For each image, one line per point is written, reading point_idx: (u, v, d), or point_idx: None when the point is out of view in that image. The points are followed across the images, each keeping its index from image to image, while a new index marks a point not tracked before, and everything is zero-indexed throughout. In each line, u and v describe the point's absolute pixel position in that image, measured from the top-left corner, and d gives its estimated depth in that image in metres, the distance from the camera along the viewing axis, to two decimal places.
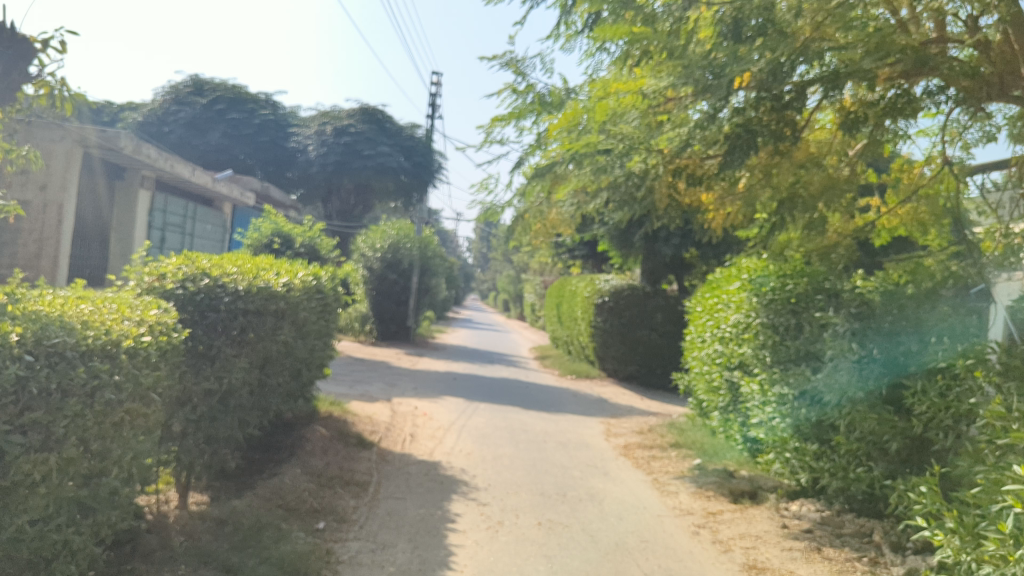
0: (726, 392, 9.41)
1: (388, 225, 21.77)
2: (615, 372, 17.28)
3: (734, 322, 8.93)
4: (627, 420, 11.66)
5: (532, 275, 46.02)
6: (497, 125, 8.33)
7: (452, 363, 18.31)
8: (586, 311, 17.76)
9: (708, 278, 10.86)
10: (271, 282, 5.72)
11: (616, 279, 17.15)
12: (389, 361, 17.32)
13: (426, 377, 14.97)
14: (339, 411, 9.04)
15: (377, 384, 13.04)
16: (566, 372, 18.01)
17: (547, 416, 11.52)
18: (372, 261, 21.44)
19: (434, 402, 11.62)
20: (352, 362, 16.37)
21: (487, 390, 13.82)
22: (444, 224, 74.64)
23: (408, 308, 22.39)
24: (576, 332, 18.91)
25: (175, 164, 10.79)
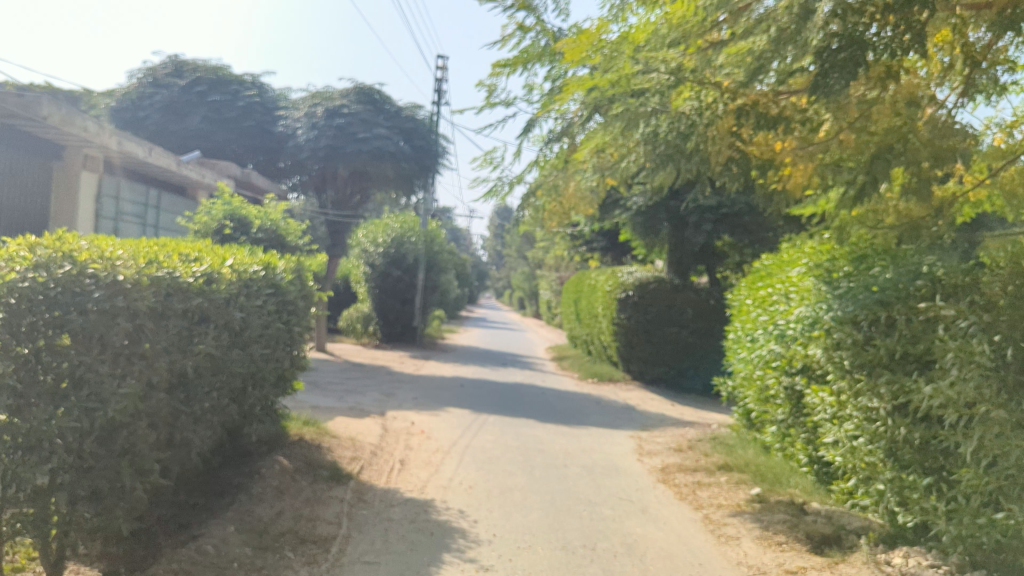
0: (787, 402, 7.72)
1: (391, 217, 20.27)
2: (641, 375, 15.62)
3: (796, 314, 7.25)
4: (660, 433, 9.97)
5: (547, 271, 44.38)
6: (500, 72, 6.74)
7: (461, 367, 16.71)
8: (607, 307, 16.11)
9: (757, 266, 9.18)
10: (178, 271, 4.11)
11: (641, 271, 15.50)
12: (391, 366, 15.74)
13: (430, 384, 13.37)
14: (314, 432, 7.44)
15: (373, 394, 11.45)
16: (586, 375, 16.34)
17: (566, 430, 9.87)
18: (374, 257, 19.92)
19: (435, 416, 9.99)
20: (349, 368, 14.81)
21: (497, 398, 12.19)
22: (455, 223, 73.29)
23: (415, 308, 20.81)
24: (597, 331, 17.25)
25: (124, 140, 9.23)
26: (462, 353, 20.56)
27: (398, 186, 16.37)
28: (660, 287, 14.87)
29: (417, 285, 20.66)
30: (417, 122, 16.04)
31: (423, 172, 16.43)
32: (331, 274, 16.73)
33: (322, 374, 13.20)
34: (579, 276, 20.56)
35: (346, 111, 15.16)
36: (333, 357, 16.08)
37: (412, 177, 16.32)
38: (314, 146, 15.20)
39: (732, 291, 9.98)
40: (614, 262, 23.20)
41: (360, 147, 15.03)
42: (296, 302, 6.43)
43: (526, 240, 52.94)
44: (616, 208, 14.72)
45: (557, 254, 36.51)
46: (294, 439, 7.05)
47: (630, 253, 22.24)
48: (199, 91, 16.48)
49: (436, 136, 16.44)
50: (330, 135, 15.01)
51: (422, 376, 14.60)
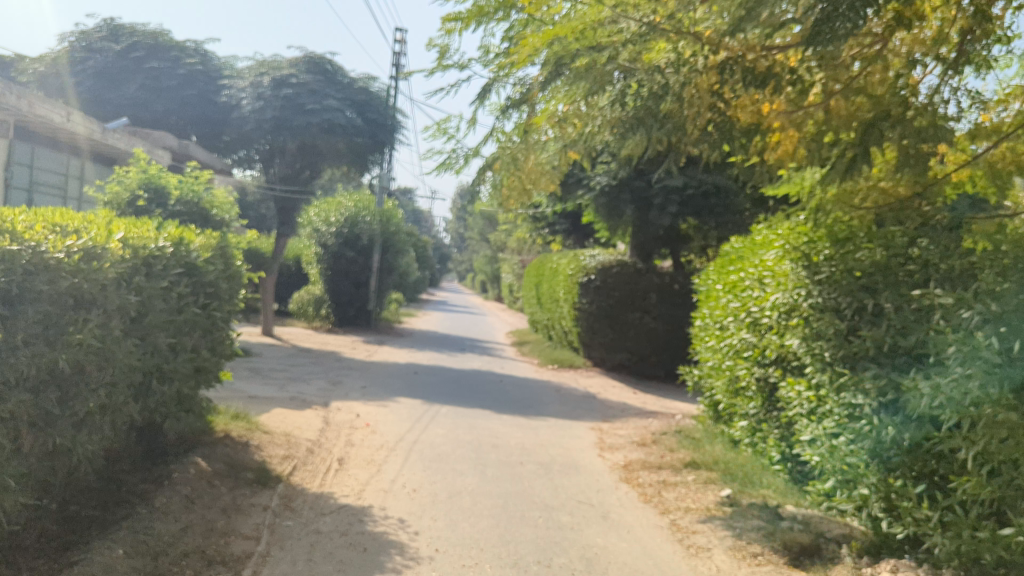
0: (758, 395, 7.20)
1: (344, 196, 19.67)
2: (603, 362, 15.07)
3: (771, 301, 6.73)
4: (622, 425, 9.42)
5: (508, 254, 43.74)
6: (451, 29, 6.04)
7: (416, 352, 16.02)
8: (568, 290, 15.52)
9: (727, 250, 8.64)
10: (43, 245, 3.40)
11: (604, 253, 14.94)
12: (342, 351, 15.00)
13: (381, 371, 12.66)
14: (243, 426, 6.73)
15: (319, 383, 10.73)
16: (545, 362, 15.77)
17: (523, 421, 9.26)
18: (326, 237, 19.12)
19: (382, 407, 9.33)
20: (297, 353, 14.04)
21: (452, 387, 11.55)
22: (415, 205, 72.28)
23: (369, 290, 20.05)
24: (557, 316, 16.68)
25: (37, 103, 8.33)
26: (418, 337, 19.85)
27: (349, 160, 15.58)
28: (623, 270, 14.34)
29: (372, 267, 19.87)
30: (372, 96, 15.20)
31: (377, 148, 15.63)
32: (278, 253, 15.91)
33: (266, 361, 12.43)
34: (540, 260, 19.95)
35: (295, 82, 14.28)
36: (281, 342, 15.28)
37: (364, 152, 15.55)
38: (259, 118, 14.28)
39: (699, 275, 9.42)
40: (576, 246, 22.64)
41: (310, 120, 14.18)
42: (217, 283, 5.71)
43: (488, 222, 52.22)
44: (580, 187, 14.12)
45: (519, 237, 35.89)
46: (219, 435, 6.33)
47: (593, 236, 21.70)
48: (136, 57, 15.46)
49: (391, 110, 15.66)
50: (277, 106, 14.17)
51: (374, 362, 13.88)
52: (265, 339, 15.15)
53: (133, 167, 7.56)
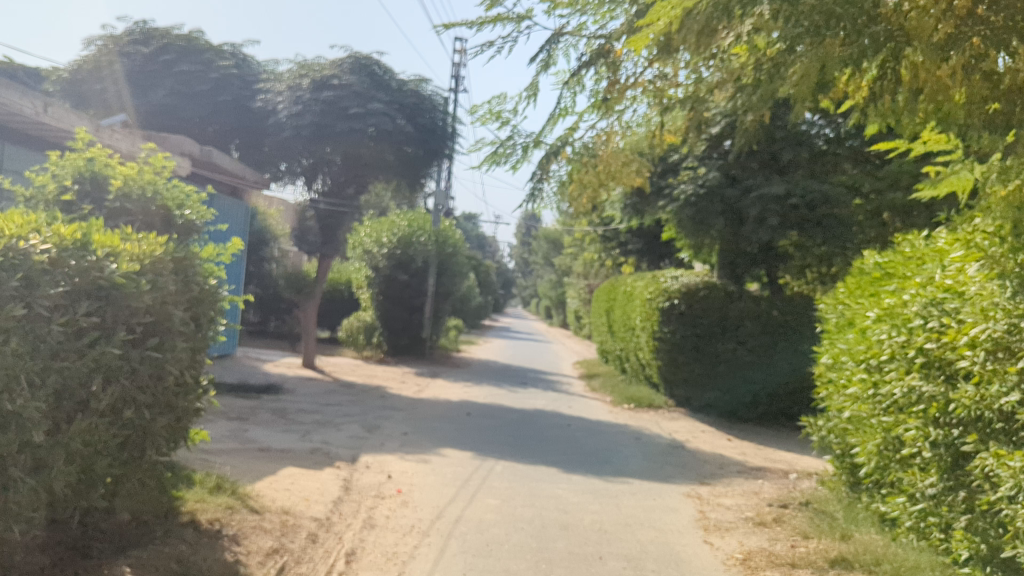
0: (935, 468, 5.10)
1: (398, 215, 18.09)
2: (688, 402, 12.99)
3: (962, 336, 4.65)
4: (727, 492, 7.37)
5: (574, 277, 41.86)
6: None
7: (472, 387, 14.20)
8: (643, 317, 13.54)
9: (873, 269, 6.62)
10: None
11: (689, 275, 12.99)
12: (389, 386, 13.27)
13: (428, 412, 10.83)
14: (221, 504, 4.93)
15: (351, 429, 8.94)
16: (620, 399, 13.75)
17: (599, 484, 7.30)
18: (378, 259, 17.57)
19: (424, 465, 7.49)
20: (337, 388, 12.34)
21: (511, 433, 9.65)
22: (478, 229, 71.03)
23: (424, 317, 18.37)
24: (632, 347, 14.70)
25: None
26: (476, 369, 18.01)
27: (398, 175, 13.99)
28: (713, 295, 12.36)
29: (427, 292, 18.22)
30: (426, 104, 13.49)
31: (430, 161, 13.99)
32: (322, 276, 14.35)
33: (297, 400, 10.73)
34: (612, 283, 18.05)
35: (336, 83, 12.80)
36: (321, 376, 13.61)
37: (414, 168, 13.95)
38: (296, 126, 12.78)
39: (828, 302, 7.40)
40: (650, 267, 20.68)
41: (353, 125, 12.63)
42: (170, 312, 3.98)
43: (553, 246, 50.45)
44: (662, 197, 12.27)
45: (585, 258, 34.04)
46: (182, 522, 4.55)
47: (670, 257, 19.73)
48: (165, 59, 13.92)
49: (445, 115, 13.87)
50: (317, 111, 12.68)
51: (424, 400, 12.07)
52: (304, 372, 13.50)
53: (72, 154, 5.01)
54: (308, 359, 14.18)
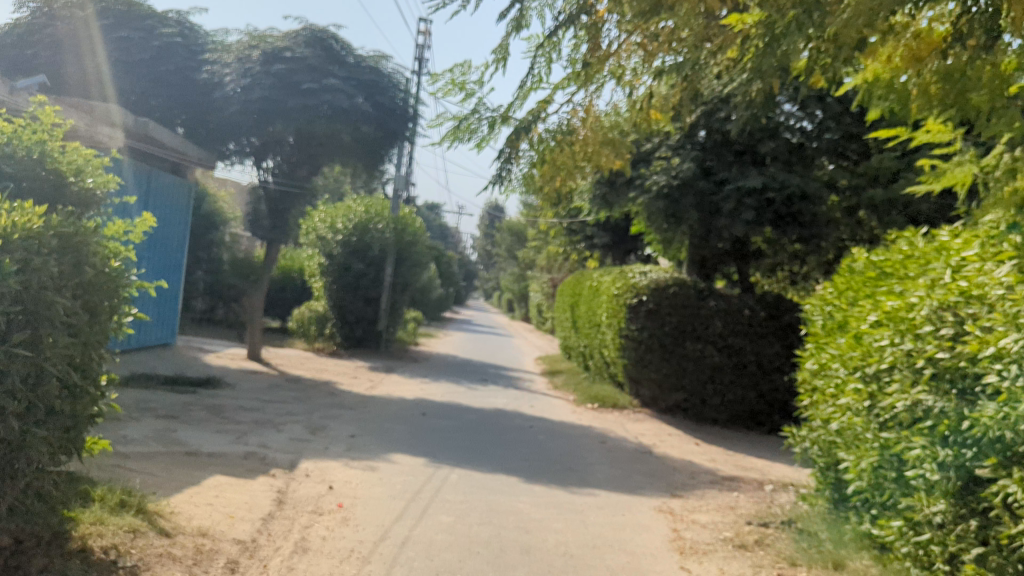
0: (939, 493, 4.48)
1: (355, 201, 17.36)
2: (654, 403, 12.44)
3: (988, 347, 4.05)
4: (701, 507, 6.78)
5: (536, 271, 41.31)
6: None
7: (429, 383, 13.51)
8: (609, 313, 12.98)
9: (869, 270, 6.08)
10: None
11: (658, 271, 12.45)
12: (340, 381, 12.52)
13: (380, 411, 10.12)
14: (124, 527, 4.17)
15: (294, 430, 8.20)
16: (583, 399, 13.16)
17: (563, 497, 6.67)
18: (332, 246, 16.78)
19: (371, 473, 6.79)
20: (283, 383, 11.55)
21: (468, 436, 8.99)
22: (439, 219, 70.16)
23: (380, 308, 17.61)
24: (596, 345, 14.13)
25: None
26: (434, 363, 17.30)
27: (355, 157, 13.23)
28: (683, 293, 11.83)
29: (384, 282, 17.47)
30: (387, 82, 12.75)
31: (389, 144, 13.26)
32: (271, 263, 13.52)
33: (237, 395, 9.94)
34: (577, 277, 17.46)
35: (290, 56, 12.02)
36: (268, 368, 12.80)
37: (372, 150, 13.20)
38: (245, 100, 11.91)
39: (818, 305, 6.86)
40: (615, 262, 20.16)
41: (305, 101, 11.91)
42: (50, 300, 3.35)
43: (516, 239, 49.85)
44: (633, 188, 11.70)
45: (549, 252, 33.47)
46: (70, 550, 3.80)
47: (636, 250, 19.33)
48: (104, 24, 13.05)
49: (406, 95, 13.12)
50: (267, 85, 11.84)
51: (377, 397, 11.35)
52: (249, 365, 12.67)
53: None
54: (254, 350, 13.35)
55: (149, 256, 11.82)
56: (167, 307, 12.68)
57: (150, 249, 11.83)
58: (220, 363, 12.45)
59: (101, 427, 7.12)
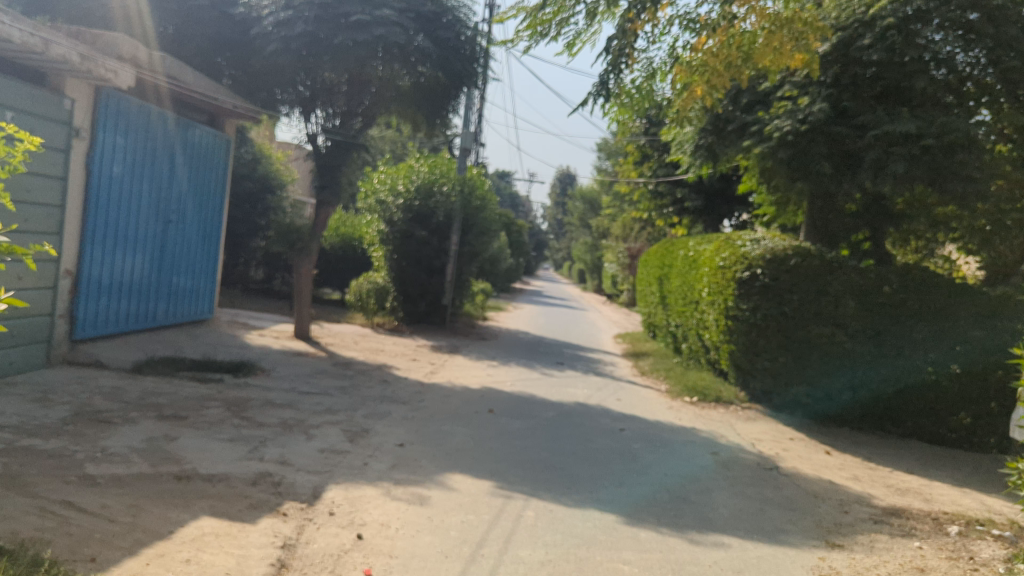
0: None
1: (419, 160, 15.83)
2: (768, 398, 10.41)
3: None
4: (878, 570, 4.78)
5: (612, 239, 39.35)
6: None
7: (499, 367, 11.75)
8: (711, 287, 10.99)
9: None
10: None
11: (774, 239, 10.37)
12: (396, 364, 10.84)
13: (438, 406, 8.38)
14: None
15: (326, 437, 6.49)
16: (679, 390, 11.18)
17: (683, 550, 4.76)
18: (392, 212, 15.24)
19: (418, 507, 5.01)
20: (331, 366, 9.92)
21: (547, 443, 7.19)
22: (510, 188, 68.53)
23: (445, 280, 15.89)
24: (692, 323, 12.15)
25: None
26: (505, 341, 15.56)
27: (414, 104, 11.59)
28: (806, 265, 9.79)
29: (450, 252, 15.71)
30: (452, 16, 11.01)
31: (453, 90, 11.57)
32: (321, 228, 11.88)
33: (270, 384, 8.32)
34: (666, 244, 15.45)
35: None
36: (316, 349, 11.19)
37: (434, 97, 11.56)
38: (286, 36, 10.14)
39: None
40: (706, 229, 18.39)
41: (354, 37, 10.04)
42: None
43: (589, 206, 47.88)
44: (747, 135, 9.69)
45: (627, 219, 31.56)
46: None
47: (729, 215, 17.81)
48: None
49: (474, 34, 11.32)
50: (310, 18, 10.12)
51: (438, 387, 9.63)
52: (295, 345, 11.08)
53: None
54: (301, 329, 11.75)
55: (177, 222, 10.23)
56: (199, 283, 11.09)
57: (179, 214, 10.25)
58: (262, 343, 10.90)
59: (75, 438, 5.51)
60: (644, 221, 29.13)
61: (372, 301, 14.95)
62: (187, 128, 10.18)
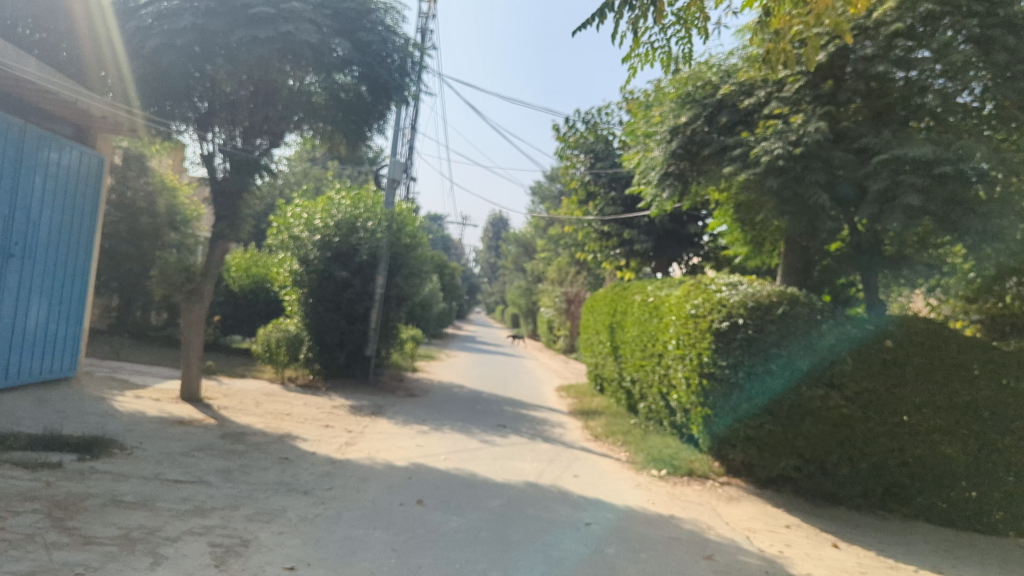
0: None
1: (338, 190, 14.09)
2: (750, 472, 8.82)
3: None
4: None
5: (547, 284, 37.90)
6: None
7: (431, 433, 9.85)
8: (681, 338, 9.45)
9: None
10: None
11: (755, 284, 8.90)
12: (304, 434, 8.85)
13: (351, 496, 6.45)
14: None
15: (181, 562, 4.52)
16: (644, 460, 9.47)
17: None
18: (308, 249, 13.31)
19: None
20: (218, 437, 7.90)
21: (494, 554, 5.34)
22: (441, 230, 66.81)
23: (369, 327, 13.89)
24: (654, 380, 10.56)
25: None
26: (437, 398, 13.66)
27: (330, 120, 9.89)
28: (794, 314, 8.35)
29: (375, 295, 13.80)
30: (377, 18, 9.39)
31: (377, 104, 9.94)
32: (216, 267, 9.91)
33: (126, 471, 6.26)
34: (619, 288, 13.88)
35: None
36: (205, 414, 9.11)
37: (354, 110, 9.89)
38: (170, 31, 8.35)
39: None
40: (654, 272, 17.05)
41: (255, 34, 8.36)
42: None
43: (524, 249, 46.48)
44: (727, 160, 8.21)
45: (564, 263, 30.16)
46: None
47: (680, 257, 16.51)
48: None
49: (401, 41, 9.72)
50: (199, 10, 8.38)
51: (354, 466, 7.68)
52: (178, 410, 8.99)
53: None
54: (189, 389, 9.71)
55: (24, 255, 8.12)
56: (58, 329, 8.98)
57: (26, 245, 8.14)
58: (136, 409, 8.79)
59: None
60: (583, 264, 27.75)
61: (284, 350, 12.88)
62: (37, 131, 8.10)
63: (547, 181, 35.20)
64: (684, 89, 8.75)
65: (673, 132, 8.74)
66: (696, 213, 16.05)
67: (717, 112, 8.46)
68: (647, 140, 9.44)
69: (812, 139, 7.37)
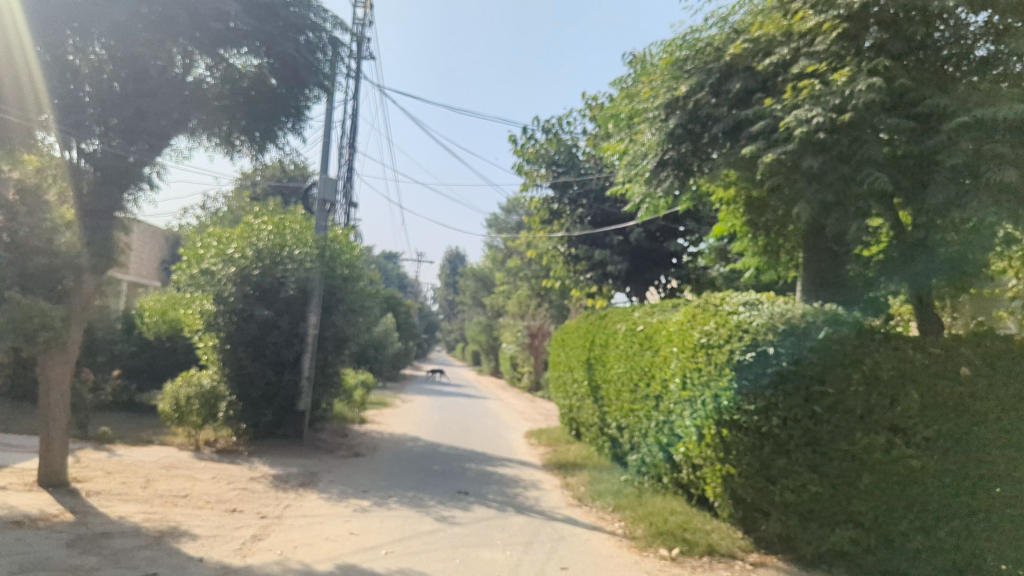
0: None
1: (258, 216, 11.91)
2: (789, 548, 6.68)
3: None
4: None
5: (508, 318, 35.95)
6: None
7: (372, 512, 7.62)
8: (686, 375, 7.40)
9: None
10: None
11: (780, 302, 6.91)
12: (197, 527, 6.56)
13: None
14: None
15: None
16: (649, 533, 7.34)
17: None
18: (224, 285, 11.07)
19: None
20: (62, 543, 5.59)
21: None
22: (395, 270, 64.51)
23: (302, 377, 11.59)
24: (652, 428, 8.46)
25: None
26: (387, 457, 11.42)
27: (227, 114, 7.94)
28: (839, 337, 6.34)
29: (307, 338, 11.52)
30: None
31: (291, 98, 8.53)
32: (89, 306, 7.66)
33: None
34: (595, 318, 11.87)
35: None
36: (65, 504, 6.76)
37: (257, 106, 8.36)
38: None
39: None
40: (629, 298, 15.11)
41: None
42: None
43: (482, 284, 44.58)
44: (746, 139, 6.35)
45: (524, 296, 28.17)
46: None
47: (658, 280, 14.61)
48: None
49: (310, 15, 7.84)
50: None
51: None
52: (24, 503, 6.61)
53: None
54: (48, 472, 7.31)
55: None
56: None
57: None
58: None
59: None
60: (544, 296, 25.93)
61: (196, 409, 10.58)
62: None
63: (503, 212, 33.44)
64: (678, 54, 6.90)
65: (669, 107, 6.89)
66: (674, 230, 14.25)
67: (725, 81, 6.64)
68: (634, 124, 7.57)
69: (864, 101, 5.48)
